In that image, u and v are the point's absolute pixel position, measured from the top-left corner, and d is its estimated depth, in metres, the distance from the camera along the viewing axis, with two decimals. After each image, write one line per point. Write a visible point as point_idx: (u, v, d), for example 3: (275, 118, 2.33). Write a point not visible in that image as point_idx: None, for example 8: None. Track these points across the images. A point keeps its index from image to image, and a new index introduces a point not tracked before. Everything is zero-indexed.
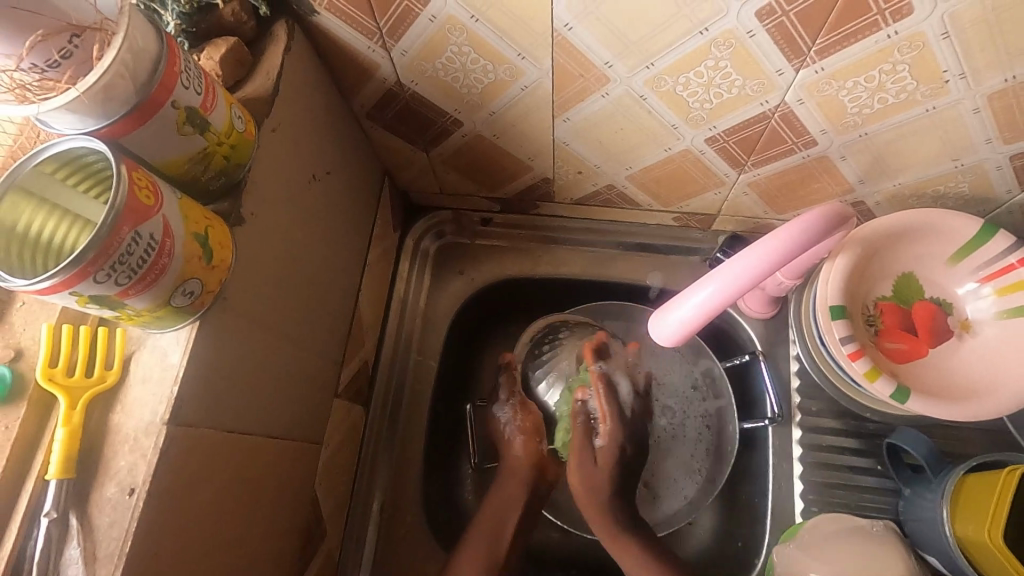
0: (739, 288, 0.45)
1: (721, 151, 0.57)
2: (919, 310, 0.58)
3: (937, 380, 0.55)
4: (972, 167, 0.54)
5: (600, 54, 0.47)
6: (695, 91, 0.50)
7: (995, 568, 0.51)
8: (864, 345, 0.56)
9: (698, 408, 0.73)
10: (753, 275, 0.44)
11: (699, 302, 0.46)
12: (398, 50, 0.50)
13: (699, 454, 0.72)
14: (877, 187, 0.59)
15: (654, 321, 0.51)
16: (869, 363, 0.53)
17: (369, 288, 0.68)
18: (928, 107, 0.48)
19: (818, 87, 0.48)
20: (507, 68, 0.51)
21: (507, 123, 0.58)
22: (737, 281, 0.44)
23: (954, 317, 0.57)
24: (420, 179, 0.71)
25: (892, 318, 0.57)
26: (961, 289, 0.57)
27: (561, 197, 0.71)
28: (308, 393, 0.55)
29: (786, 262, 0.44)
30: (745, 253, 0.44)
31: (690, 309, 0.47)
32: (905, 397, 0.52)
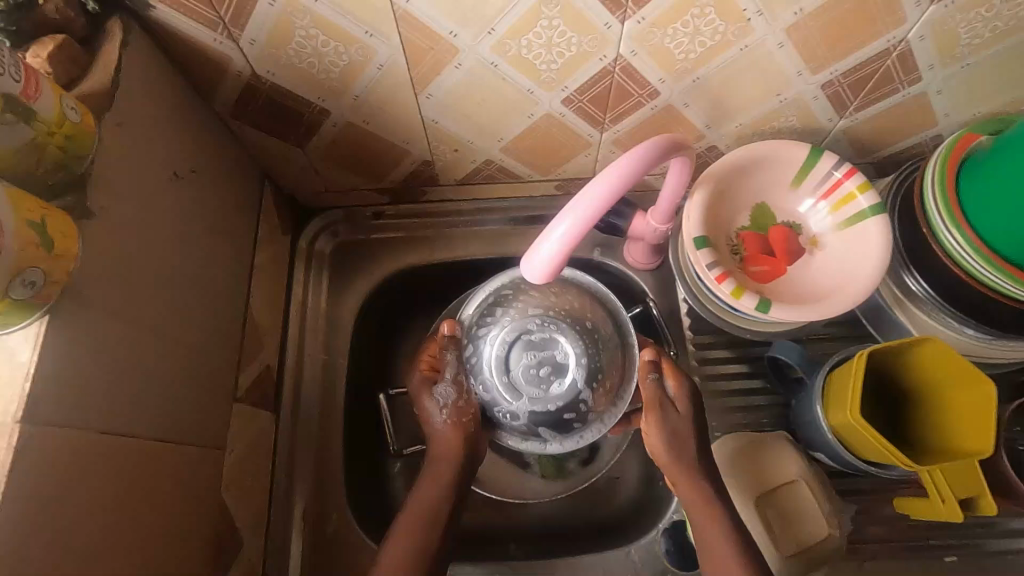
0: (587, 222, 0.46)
1: (579, 110, 0.61)
2: (774, 234, 0.64)
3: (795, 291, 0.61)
4: (793, 100, 0.61)
5: (443, 24, 0.50)
6: (539, 53, 0.54)
7: (867, 447, 0.56)
8: (729, 271, 0.61)
9: None
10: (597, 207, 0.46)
11: (557, 246, 0.46)
12: (245, 39, 0.51)
13: None
14: (722, 130, 0.65)
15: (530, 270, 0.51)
16: (734, 282, 0.58)
17: (262, 292, 0.67)
18: (741, 46, 0.54)
19: (645, 37, 0.53)
20: (358, 47, 0.52)
21: (373, 106, 0.60)
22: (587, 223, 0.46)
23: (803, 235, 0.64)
24: (303, 178, 0.71)
25: (752, 246, 0.63)
26: (803, 209, 0.64)
27: (445, 178, 0.73)
28: (203, 396, 0.54)
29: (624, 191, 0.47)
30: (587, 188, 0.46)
31: (553, 245, 0.47)
32: (769, 308, 0.57)
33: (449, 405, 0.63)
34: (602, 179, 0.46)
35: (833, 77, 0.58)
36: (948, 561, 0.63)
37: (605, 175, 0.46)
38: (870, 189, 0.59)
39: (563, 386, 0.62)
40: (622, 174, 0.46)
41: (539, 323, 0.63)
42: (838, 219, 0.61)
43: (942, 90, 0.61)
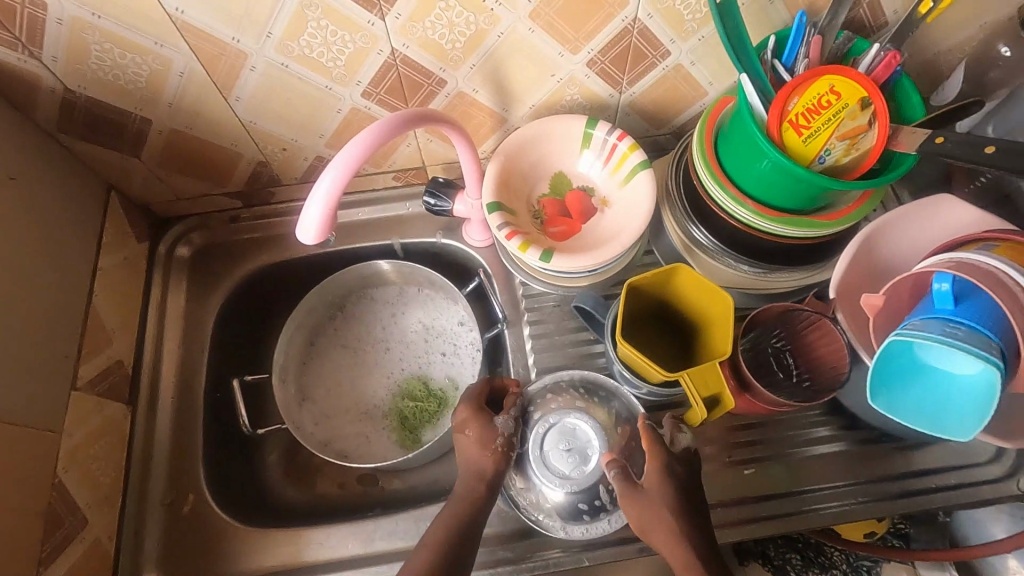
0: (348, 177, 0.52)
1: (381, 102, 0.69)
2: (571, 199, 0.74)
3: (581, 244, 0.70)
4: (568, 79, 0.70)
5: (223, 31, 0.57)
6: (321, 52, 0.61)
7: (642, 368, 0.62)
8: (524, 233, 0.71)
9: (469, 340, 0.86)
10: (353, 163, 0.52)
11: (322, 208, 0.52)
12: (47, 56, 0.57)
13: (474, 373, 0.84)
14: (519, 111, 0.74)
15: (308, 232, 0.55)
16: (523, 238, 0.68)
17: (110, 292, 0.72)
18: (497, 33, 0.62)
19: (409, 31, 0.61)
20: (154, 57, 0.59)
21: (189, 112, 0.66)
22: (344, 184, 0.52)
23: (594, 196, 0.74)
24: (151, 188, 0.77)
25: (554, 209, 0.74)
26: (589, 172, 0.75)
27: (287, 178, 0.80)
28: (30, 382, 0.58)
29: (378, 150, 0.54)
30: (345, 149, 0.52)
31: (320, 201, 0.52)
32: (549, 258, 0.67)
33: (501, 436, 0.64)
34: (355, 145, 0.52)
35: (592, 56, 0.67)
36: (747, 473, 0.71)
37: (357, 142, 0.52)
38: (638, 149, 0.69)
39: (588, 472, 0.64)
40: (372, 141, 0.53)
41: (540, 413, 0.68)
42: (618, 179, 0.72)
43: (693, 61, 0.70)
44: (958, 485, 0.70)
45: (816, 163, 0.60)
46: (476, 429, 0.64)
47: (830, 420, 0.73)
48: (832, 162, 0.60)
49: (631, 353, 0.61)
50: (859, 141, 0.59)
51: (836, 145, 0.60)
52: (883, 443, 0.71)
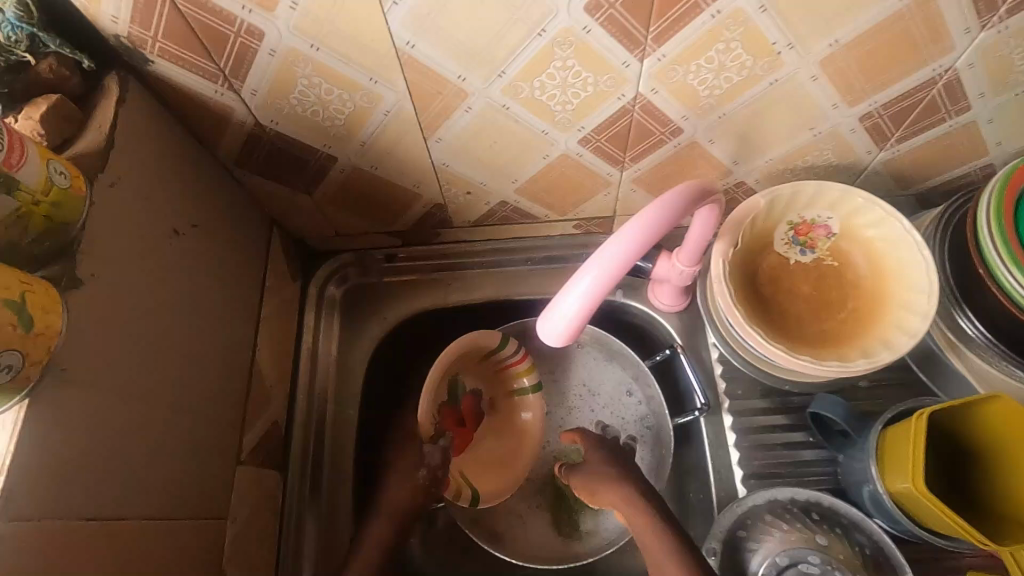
0: (618, 271, 0.42)
1: (597, 150, 0.58)
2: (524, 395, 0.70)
3: (829, 337, 0.57)
4: (828, 133, 0.57)
5: (450, 68, 0.47)
6: (553, 94, 0.51)
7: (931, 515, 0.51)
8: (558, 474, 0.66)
9: (635, 411, 0.72)
10: (630, 255, 0.41)
11: (577, 307, 0.43)
12: (247, 90, 0.49)
13: (643, 456, 0.70)
14: (751, 165, 0.61)
15: (542, 321, 0.45)
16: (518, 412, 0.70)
17: (270, 344, 0.64)
18: (770, 81, 0.50)
19: (665, 75, 0.49)
20: (364, 94, 0.50)
21: (380, 152, 0.57)
22: (611, 281, 0.42)
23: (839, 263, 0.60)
24: (312, 223, 0.69)
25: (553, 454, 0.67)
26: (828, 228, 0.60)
27: (459, 220, 0.70)
28: (204, 463, 0.51)
29: (656, 241, 0.42)
30: (619, 235, 0.41)
31: (578, 300, 0.42)
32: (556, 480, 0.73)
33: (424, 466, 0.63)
34: (630, 232, 0.41)
35: (870, 110, 0.54)
36: None
37: (629, 226, 0.42)
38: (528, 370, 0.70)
39: None
40: (651, 228, 0.42)
41: (745, 530, 0.59)
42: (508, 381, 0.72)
43: (993, 119, 0.56)
44: None
45: None
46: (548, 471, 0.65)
47: None
48: None
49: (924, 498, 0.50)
50: None
51: None
52: None
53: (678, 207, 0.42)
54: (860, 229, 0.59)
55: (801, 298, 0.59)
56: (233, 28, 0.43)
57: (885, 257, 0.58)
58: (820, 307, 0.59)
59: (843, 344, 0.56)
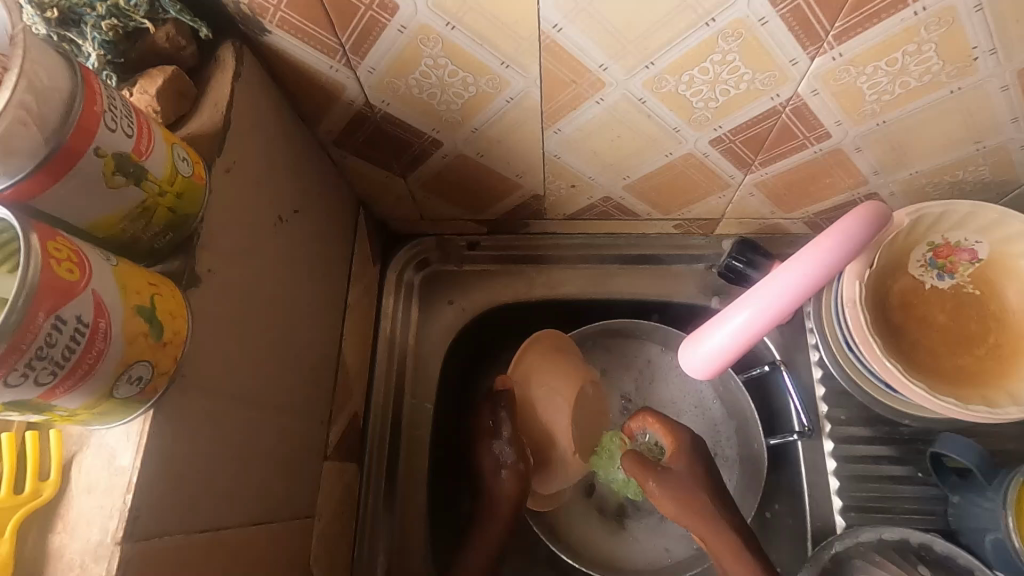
0: (778, 309, 0.42)
1: (727, 151, 0.53)
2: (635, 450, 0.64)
3: (967, 373, 0.52)
4: (994, 149, 0.51)
5: (594, 56, 0.42)
6: (699, 90, 0.45)
7: None
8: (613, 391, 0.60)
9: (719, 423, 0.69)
10: (795, 293, 0.41)
11: (730, 338, 0.45)
12: (365, 68, 0.44)
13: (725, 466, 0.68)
14: (893, 177, 0.55)
15: (686, 349, 0.48)
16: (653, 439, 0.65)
17: (352, 332, 0.61)
18: (953, 88, 0.44)
19: (835, 76, 0.43)
20: (490, 79, 0.45)
21: (491, 140, 0.53)
22: (770, 319, 0.42)
23: (987, 292, 0.54)
24: (399, 207, 0.65)
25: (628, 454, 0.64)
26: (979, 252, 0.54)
27: (553, 213, 0.66)
28: (296, 461, 0.48)
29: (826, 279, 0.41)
30: (781, 270, 0.41)
31: (726, 335, 0.45)
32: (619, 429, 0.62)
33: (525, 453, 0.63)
34: (791, 271, 0.40)
35: None
36: None
37: (796, 264, 0.40)
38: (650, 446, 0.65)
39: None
40: (823, 263, 0.39)
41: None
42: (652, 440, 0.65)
43: None
44: None
45: None
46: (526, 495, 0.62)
47: None
48: None
49: None
50: None
51: None
52: None
53: (857, 236, 0.39)
54: (1013, 258, 0.53)
55: (936, 329, 0.54)
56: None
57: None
58: (959, 341, 0.53)
59: (983, 383, 0.52)
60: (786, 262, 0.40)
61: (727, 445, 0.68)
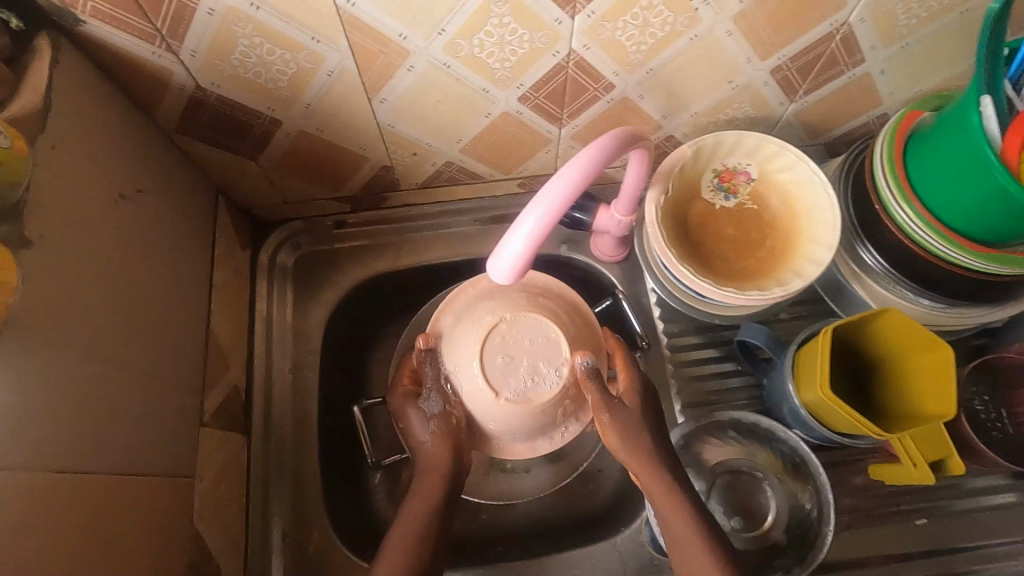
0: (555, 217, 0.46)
1: (536, 107, 0.61)
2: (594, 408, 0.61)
3: (750, 270, 0.63)
4: (745, 86, 0.62)
5: (392, 27, 0.49)
6: (491, 52, 0.53)
7: (837, 417, 0.57)
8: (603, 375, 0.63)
9: None
10: (567, 201, 0.45)
11: (524, 244, 0.46)
12: (186, 51, 0.49)
13: None
14: (678, 119, 0.66)
15: (494, 264, 0.48)
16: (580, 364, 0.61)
17: (223, 311, 0.65)
18: (690, 36, 0.54)
19: (596, 31, 0.53)
20: (306, 54, 0.51)
21: (325, 114, 0.58)
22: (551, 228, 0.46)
23: (759, 199, 0.65)
24: (259, 192, 0.69)
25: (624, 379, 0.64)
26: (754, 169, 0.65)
27: (406, 182, 0.72)
28: (167, 423, 0.52)
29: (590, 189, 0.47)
30: (554, 182, 0.45)
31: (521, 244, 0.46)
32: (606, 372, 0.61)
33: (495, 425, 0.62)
34: (561, 181, 0.45)
35: (780, 64, 0.60)
36: (919, 523, 0.63)
37: (564, 175, 0.45)
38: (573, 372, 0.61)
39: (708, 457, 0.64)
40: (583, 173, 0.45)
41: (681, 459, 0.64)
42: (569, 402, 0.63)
43: (884, 70, 0.63)
44: None
45: None
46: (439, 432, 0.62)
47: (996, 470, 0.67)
48: None
49: (830, 402, 0.56)
50: None
51: None
52: None
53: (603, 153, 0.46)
54: (776, 173, 0.65)
55: (724, 239, 0.65)
56: None
57: (796, 197, 0.64)
58: (742, 246, 0.64)
59: (762, 276, 0.63)
60: (556, 175, 0.45)
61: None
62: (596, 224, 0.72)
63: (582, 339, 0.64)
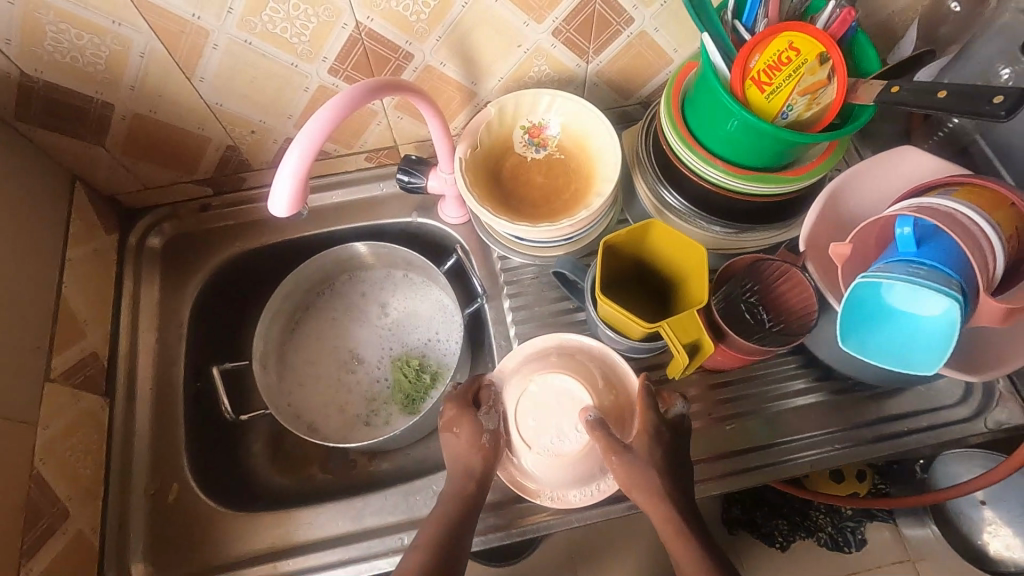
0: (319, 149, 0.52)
1: (348, 79, 0.69)
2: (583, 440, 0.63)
3: (553, 211, 0.72)
4: (535, 49, 0.71)
5: (182, 7, 0.57)
6: (285, 27, 0.61)
7: (621, 321, 0.64)
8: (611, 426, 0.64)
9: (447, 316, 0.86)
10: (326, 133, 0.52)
11: (292, 180, 0.52)
12: (0, 39, 0.56)
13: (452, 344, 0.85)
14: (488, 84, 0.74)
15: (272, 199, 0.53)
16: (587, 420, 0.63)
17: (80, 285, 0.71)
18: (461, 3, 0.62)
19: (372, 3, 0.60)
20: (113, 37, 0.58)
21: (152, 95, 0.65)
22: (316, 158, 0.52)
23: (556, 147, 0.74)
24: (118, 179, 0.76)
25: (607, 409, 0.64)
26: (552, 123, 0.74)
27: (256, 162, 0.79)
28: (1, 372, 0.57)
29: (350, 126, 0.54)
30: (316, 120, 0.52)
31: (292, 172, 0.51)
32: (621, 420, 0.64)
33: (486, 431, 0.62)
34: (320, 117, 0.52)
35: (558, 26, 0.68)
36: (727, 428, 0.72)
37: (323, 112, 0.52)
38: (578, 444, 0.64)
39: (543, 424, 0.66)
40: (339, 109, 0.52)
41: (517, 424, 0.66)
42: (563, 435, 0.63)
43: (658, 28, 0.71)
44: (931, 427, 0.71)
45: (779, 119, 0.62)
46: (463, 428, 0.62)
47: (805, 372, 0.74)
48: (795, 117, 0.62)
49: (611, 308, 0.63)
50: (820, 96, 0.61)
51: (798, 101, 0.61)
52: (859, 391, 0.73)
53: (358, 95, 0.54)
54: (574, 126, 0.73)
55: (532, 186, 0.73)
56: None
57: (591, 145, 0.73)
58: (548, 191, 0.73)
59: (562, 215, 0.71)
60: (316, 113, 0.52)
61: (458, 327, 0.85)
62: (430, 189, 0.78)
63: (612, 392, 0.65)
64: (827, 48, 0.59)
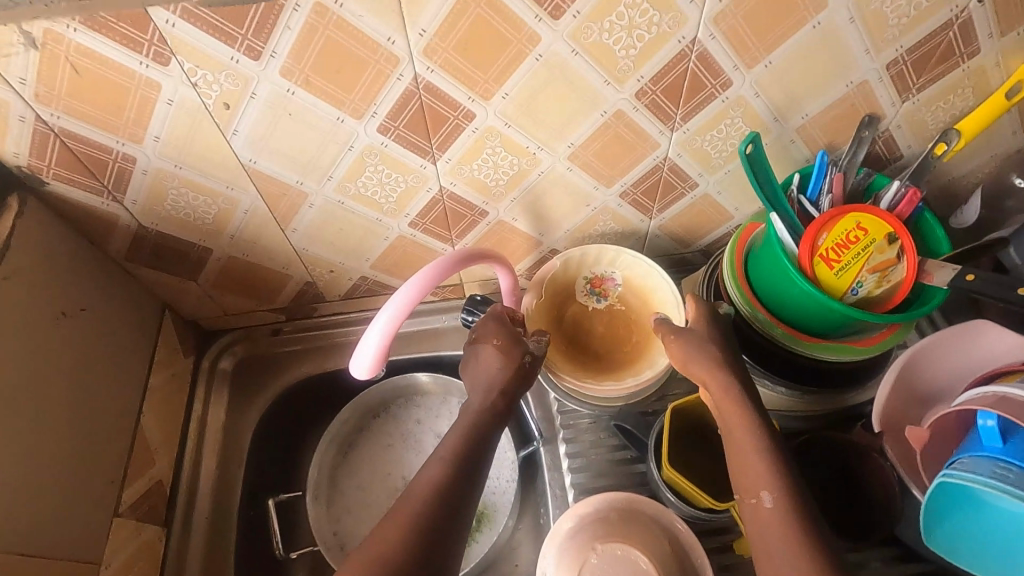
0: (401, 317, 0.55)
1: (426, 231, 0.74)
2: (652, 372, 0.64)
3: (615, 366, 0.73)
4: (602, 207, 0.74)
5: (288, 176, 0.63)
6: (376, 191, 0.66)
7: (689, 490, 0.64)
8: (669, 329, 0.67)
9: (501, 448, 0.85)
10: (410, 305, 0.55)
11: (376, 345, 0.55)
12: (128, 200, 0.62)
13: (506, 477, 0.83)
14: (555, 234, 0.78)
15: (355, 359, 0.56)
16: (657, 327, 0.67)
17: (157, 412, 0.74)
18: (537, 172, 0.67)
19: (457, 172, 0.65)
20: (223, 198, 0.64)
21: (248, 242, 0.71)
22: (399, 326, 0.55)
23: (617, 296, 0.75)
24: (203, 308, 0.81)
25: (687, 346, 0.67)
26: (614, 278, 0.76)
27: (330, 295, 0.83)
28: (77, 513, 0.59)
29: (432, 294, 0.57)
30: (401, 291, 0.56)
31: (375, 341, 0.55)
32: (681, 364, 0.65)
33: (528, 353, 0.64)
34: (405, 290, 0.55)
35: (625, 189, 0.72)
36: None
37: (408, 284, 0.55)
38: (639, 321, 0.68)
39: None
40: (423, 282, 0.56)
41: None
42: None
43: (720, 191, 0.74)
44: None
45: (849, 295, 0.63)
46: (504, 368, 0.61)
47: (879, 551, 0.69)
48: (865, 294, 0.63)
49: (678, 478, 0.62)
50: (889, 274, 0.62)
51: (867, 278, 0.62)
52: None
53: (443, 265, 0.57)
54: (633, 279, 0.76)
55: (593, 337, 0.75)
56: (111, 155, 0.57)
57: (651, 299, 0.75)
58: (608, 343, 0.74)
59: (625, 370, 0.72)
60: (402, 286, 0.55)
61: (510, 465, 0.83)
62: None
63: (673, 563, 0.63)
64: (896, 230, 0.62)
